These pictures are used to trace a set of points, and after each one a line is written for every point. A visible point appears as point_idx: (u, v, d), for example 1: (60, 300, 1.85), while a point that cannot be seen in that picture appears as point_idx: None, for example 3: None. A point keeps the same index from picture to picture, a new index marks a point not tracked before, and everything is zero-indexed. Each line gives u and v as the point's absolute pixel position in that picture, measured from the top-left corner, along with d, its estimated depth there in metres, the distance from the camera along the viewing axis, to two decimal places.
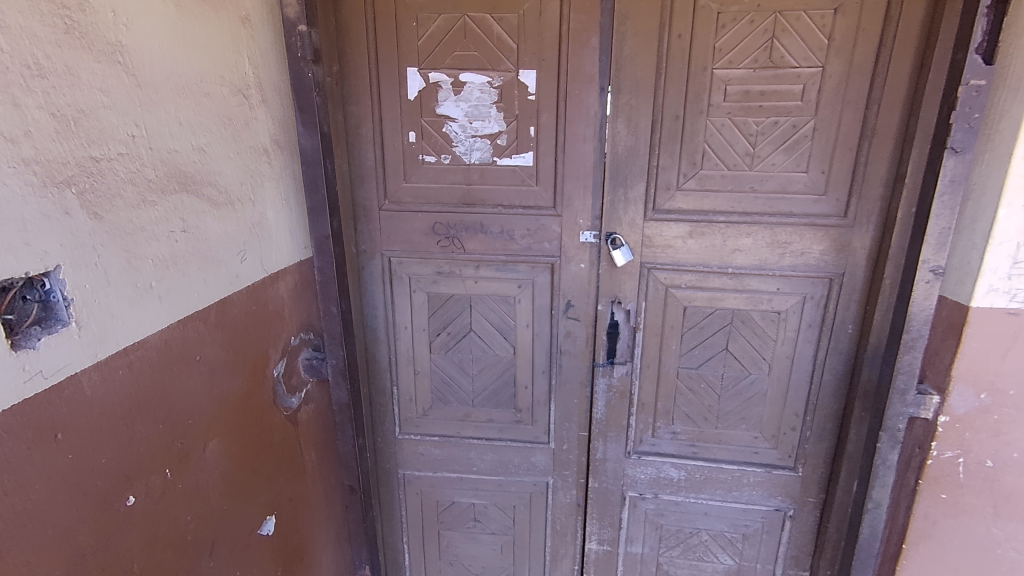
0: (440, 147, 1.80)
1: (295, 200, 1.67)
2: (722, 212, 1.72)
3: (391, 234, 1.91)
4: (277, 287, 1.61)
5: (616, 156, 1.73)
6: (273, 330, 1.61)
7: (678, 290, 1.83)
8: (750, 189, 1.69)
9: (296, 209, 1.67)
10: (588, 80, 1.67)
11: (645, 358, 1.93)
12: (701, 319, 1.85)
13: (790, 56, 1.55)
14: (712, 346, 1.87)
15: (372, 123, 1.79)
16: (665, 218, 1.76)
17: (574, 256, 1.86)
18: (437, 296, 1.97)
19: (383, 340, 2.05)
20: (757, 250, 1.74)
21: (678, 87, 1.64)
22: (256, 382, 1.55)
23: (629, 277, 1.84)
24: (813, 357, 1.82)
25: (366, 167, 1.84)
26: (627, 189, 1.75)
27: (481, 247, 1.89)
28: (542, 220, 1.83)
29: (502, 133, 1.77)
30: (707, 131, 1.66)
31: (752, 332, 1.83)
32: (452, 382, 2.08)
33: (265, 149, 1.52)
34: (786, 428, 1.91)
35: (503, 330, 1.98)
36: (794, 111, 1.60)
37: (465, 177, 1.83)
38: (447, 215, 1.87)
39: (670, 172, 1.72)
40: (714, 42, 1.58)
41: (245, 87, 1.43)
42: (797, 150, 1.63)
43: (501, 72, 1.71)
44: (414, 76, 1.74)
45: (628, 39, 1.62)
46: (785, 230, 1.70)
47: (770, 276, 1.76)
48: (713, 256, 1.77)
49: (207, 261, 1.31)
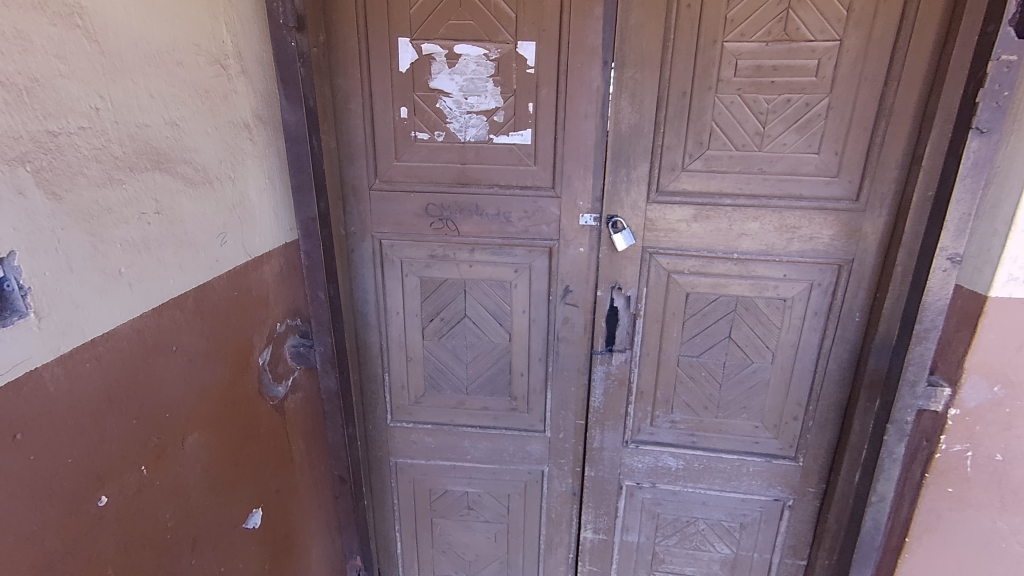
0: (433, 124, 1.71)
1: (279, 179, 1.57)
2: (729, 195, 1.65)
3: (382, 216, 1.82)
4: (262, 272, 1.53)
5: (619, 135, 1.64)
6: (258, 316, 1.53)
7: (681, 276, 1.76)
8: (759, 171, 1.61)
9: (280, 188, 1.58)
10: (591, 53, 1.58)
11: (645, 346, 1.87)
12: (704, 306, 1.78)
13: (806, 29, 1.47)
14: (714, 334, 1.81)
15: (362, 98, 1.69)
16: (669, 201, 1.68)
17: (573, 239, 1.78)
18: (430, 280, 1.89)
19: (374, 326, 1.97)
20: (764, 235, 1.67)
21: (686, 62, 1.55)
22: (240, 371, 1.48)
23: (630, 263, 1.77)
24: (818, 346, 1.77)
25: (355, 145, 1.74)
26: (630, 170, 1.67)
27: (476, 229, 1.81)
28: (540, 202, 1.75)
29: (499, 109, 1.67)
30: (715, 109, 1.57)
31: (755, 320, 1.77)
32: (446, 370, 2.01)
33: (246, 124, 1.42)
34: (788, 418, 1.87)
35: (498, 316, 1.91)
36: (807, 88, 1.51)
37: (459, 156, 1.74)
38: (440, 196, 1.78)
39: (675, 152, 1.63)
40: (725, 13, 1.49)
41: (224, 56, 1.32)
42: (809, 129, 1.55)
43: (498, 44, 1.61)
44: (406, 47, 1.63)
45: (635, 9, 1.52)
46: (794, 214, 1.63)
47: (776, 262, 1.69)
48: (718, 241, 1.70)
49: (182, 245, 1.22)
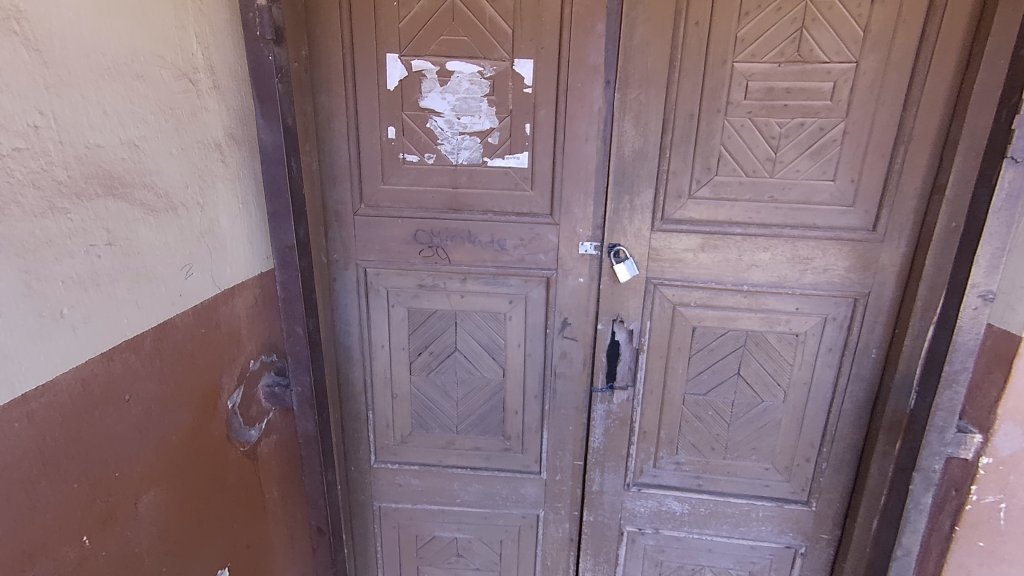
0: (423, 145, 1.59)
1: (255, 204, 1.44)
2: (738, 223, 1.55)
3: (367, 242, 1.70)
4: (234, 304, 1.39)
5: (622, 158, 1.54)
6: (227, 354, 1.39)
7: (687, 308, 1.65)
8: (770, 199, 1.51)
9: (256, 213, 1.44)
10: (593, 72, 1.48)
11: (648, 383, 1.75)
12: (711, 341, 1.67)
13: (820, 49, 1.38)
14: (722, 371, 1.70)
15: (346, 116, 1.58)
16: (675, 229, 1.57)
17: (572, 269, 1.67)
18: (418, 311, 1.77)
19: (358, 360, 1.84)
20: (775, 267, 1.57)
21: (694, 82, 1.45)
22: (206, 416, 1.33)
23: (632, 294, 1.66)
24: (833, 383, 1.66)
25: (339, 166, 1.62)
26: (634, 196, 1.56)
27: (469, 258, 1.69)
28: (537, 228, 1.64)
29: (494, 130, 1.56)
30: (724, 132, 1.48)
31: (766, 356, 1.66)
32: (434, 406, 1.88)
33: (218, 144, 1.29)
34: (800, 460, 1.75)
35: (491, 350, 1.79)
36: (821, 112, 1.43)
37: (451, 180, 1.62)
38: (430, 222, 1.66)
39: (682, 177, 1.53)
40: (736, 31, 1.40)
41: (193, 70, 1.20)
42: (824, 155, 1.46)
43: (494, 62, 1.51)
44: (394, 63, 1.52)
45: (639, 26, 1.43)
46: (807, 245, 1.53)
47: (788, 295, 1.59)
48: (727, 272, 1.59)
49: (139, 280, 1.08)
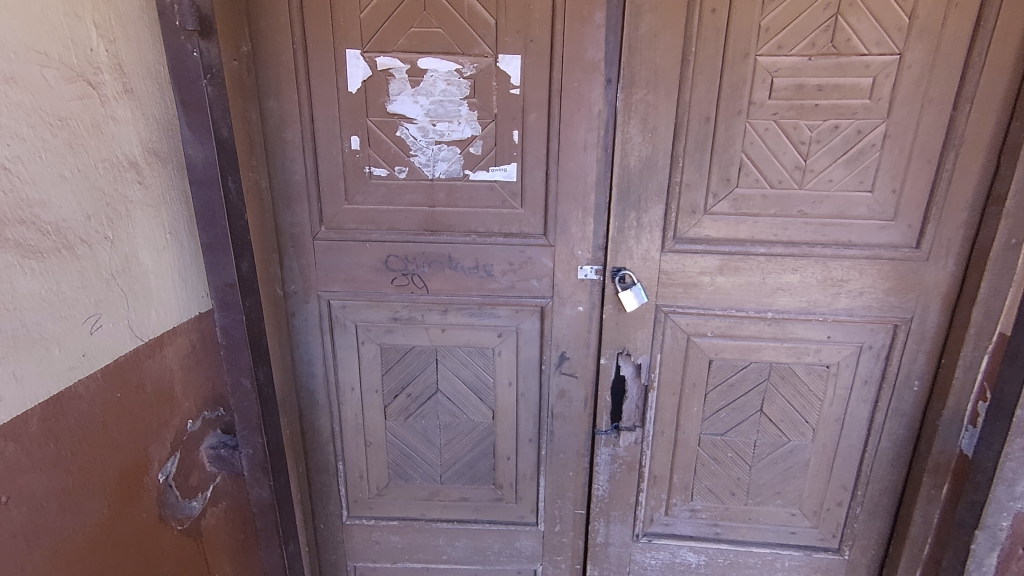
0: (393, 157, 1.36)
1: (187, 232, 1.19)
2: (762, 242, 1.33)
3: (330, 271, 1.45)
4: (162, 356, 1.14)
5: (627, 170, 1.32)
6: (156, 418, 1.14)
7: (703, 339, 1.43)
8: (799, 214, 1.31)
9: (188, 244, 1.19)
10: (591, 68, 1.26)
11: (658, 423, 1.54)
12: (731, 375, 1.46)
13: (858, 39, 1.18)
14: (743, 409, 1.49)
15: (300, 125, 1.33)
16: (688, 249, 1.36)
17: (569, 297, 1.44)
18: (393, 349, 1.53)
19: (324, 405, 1.59)
20: (804, 290, 1.36)
21: (710, 80, 1.24)
22: (129, 498, 1.08)
23: (640, 324, 1.44)
24: (868, 420, 1.46)
25: (294, 184, 1.37)
26: (641, 212, 1.34)
27: (449, 286, 1.46)
28: (528, 251, 1.41)
29: (476, 138, 1.33)
30: (746, 137, 1.27)
31: (793, 391, 1.46)
32: (415, 455, 1.64)
33: (133, 162, 1.04)
34: (831, 504, 1.55)
35: (478, 390, 1.56)
36: (859, 113, 1.22)
37: (427, 197, 1.39)
38: (403, 246, 1.42)
39: (696, 191, 1.32)
40: (759, 18, 1.19)
41: (92, 70, 0.94)
42: (861, 162, 1.26)
43: (474, 58, 1.27)
44: (356, 60, 1.28)
45: (646, 13, 1.21)
46: (841, 266, 1.33)
47: (819, 322, 1.38)
48: (749, 298, 1.38)
49: (15, 346, 0.83)
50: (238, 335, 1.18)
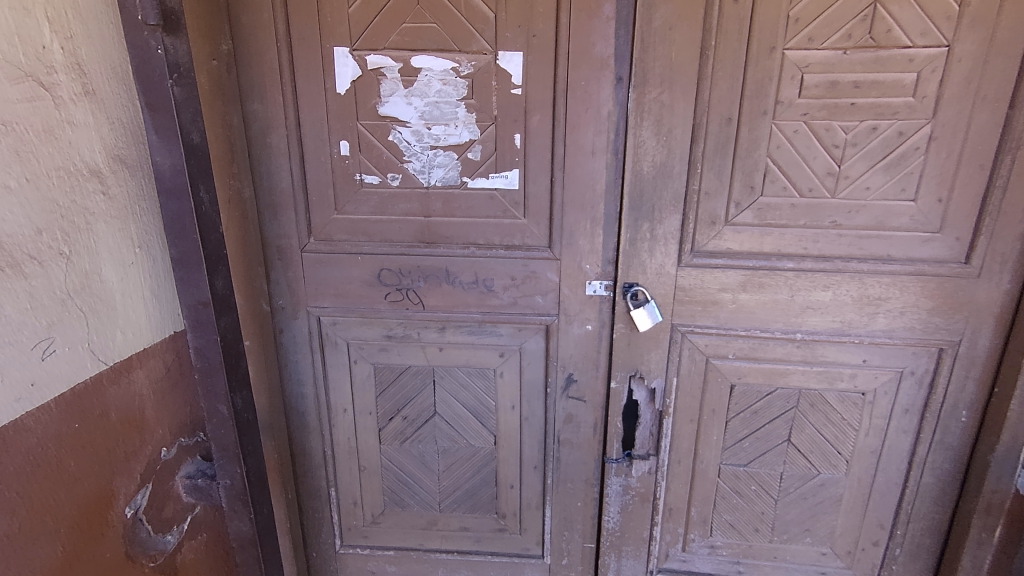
0: (385, 163, 1.26)
1: (160, 246, 1.10)
2: (790, 256, 1.21)
3: (319, 285, 1.35)
4: (130, 380, 1.05)
5: (639, 176, 1.20)
6: (123, 448, 1.05)
7: (723, 361, 1.31)
8: (832, 225, 1.17)
9: (161, 259, 1.10)
10: (599, 66, 1.15)
11: (674, 452, 1.41)
12: (755, 402, 1.33)
13: (900, 29, 1.05)
14: (768, 438, 1.36)
15: (286, 130, 1.24)
16: (707, 264, 1.23)
17: (577, 315, 1.33)
18: (388, 369, 1.43)
19: (315, 427, 1.49)
20: (837, 309, 1.23)
21: (732, 76, 1.12)
22: (89, 537, 0.99)
23: (654, 345, 1.32)
24: (908, 453, 1.31)
25: (280, 192, 1.28)
26: (655, 223, 1.22)
27: (447, 302, 1.35)
28: (532, 265, 1.29)
29: (475, 142, 1.23)
30: (772, 140, 1.14)
31: (824, 420, 1.32)
32: (411, 481, 1.54)
33: (95, 171, 0.95)
34: (866, 544, 1.40)
35: (479, 414, 1.45)
36: (901, 112, 1.09)
37: (422, 207, 1.28)
38: (397, 259, 1.32)
39: (717, 199, 1.19)
40: (788, 8, 1.07)
41: (44, 70, 0.85)
42: (902, 168, 1.13)
43: (472, 55, 1.17)
44: (345, 59, 1.19)
45: (660, 4, 1.10)
46: (880, 283, 1.20)
47: (854, 345, 1.25)
48: (775, 318, 1.25)
49: None
50: (213, 358, 1.08)
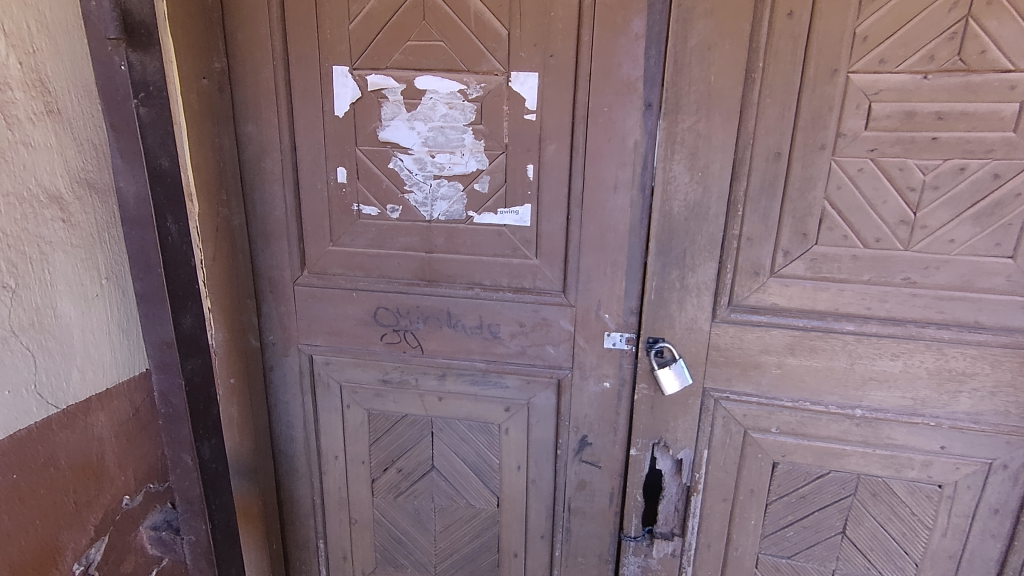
0: (384, 193, 1.14)
1: (129, 276, 1.00)
2: (850, 317, 1.01)
3: (312, 322, 1.24)
4: (87, 424, 0.95)
5: (669, 217, 1.03)
6: (73, 499, 0.95)
7: (765, 435, 1.11)
8: (905, 283, 0.97)
9: (129, 291, 1.00)
10: (625, 89, 1.00)
11: (703, 534, 1.21)
12: (802, 485, 1.13)
13: (998, 50, 0.86)
14: (818, 528, 1.14)
15: (280, 154, 1.14)
16: (748, 321, 1.05)
17: (593, 370, 1.16)
18: (383, 417, 1.30)
19: (304, 473, 1.37)
20: (907, 384, 1.01)
21: (783, 104, 0.94)
22: None
23: (681, 411, 1.13)
24: (996, 560, 1.08)
25: (273, 221, 1.18)
26: (686, 271, 1.05)
27: (448, 348, 1.21)
28: (543, 311, 1.14)
29: (482, 173, 1.09)
30: (831, 179, 0.95)
31: (889, 512, 1.10)
32: (405, 540, 1.39)
33: (53, 198, 0.86)
34: None
35: (481, 472, 1.30)
36: (997, 150, 0.89)
37: (423, 241, 1.15)
38: (394, 297, 1.19)
39: (761, 247, 1.01)
40: (854, 24, 0.89)
41: None
42: (997, 218, 0.92)
43: (482, 76, 1.04)
44: (344, 79, 1.08)
45: (698, 20, 0.94)
46: (965, 355, 0.98)
47: (929, 428, 1.03)
48: (830, 389, 1.05)
49: None
50: (177, 404, 0.98)
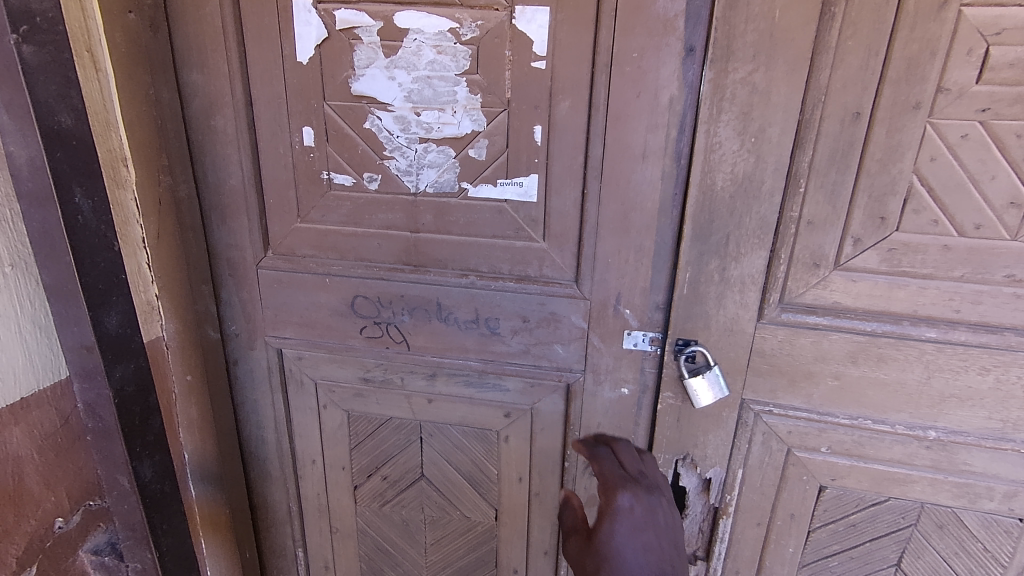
0: (360, 159, 0.94)
1: (29, 262, 0.79)
2: (931, 321, 0.81)
3: (280, 312, 1.06)
4: None
5: (710, 193, 0.83)
6: None
7: (813, 456, 0.93)
8: (1007, 282, 0.77)
9: (32, 280, 0.80)
10: (662, 29, 0.78)
11: (732, 560, 1.05)
12: (852, 512, 0.96)
13: None
14: (869, 560, 0.98)
15: (233, 110, 0.94)
16: (802, 323, 0.85)
17: (610, 374, 0.98)
18: (365, 419, 1.13)
19: (278, 478, 1.22)
20: (996, 403, 0.83)
21: (868, 50, 0.73)
22: None
23: (713, 425, 0.96)
24: None
25: (228, 192, 0.99)
26: (727, 261, 0.85)
27: (438, 345, 1.03)
28: (550, 304, 0.95)
29: (479, 135, 0.89)
30: (924, 149, 0.75)
31: (956, 547, 0.93)
32: (393, 552, 1.25)
33: None
34: None
35: (477, 483, 1.14)
36: None
37: (408, 219, 0.96)
38: (374, 285, 1.00)
39: (825, 233, 0.81)
40: None
41: None
42: None
43: (479, 11, 0.82)
44: (308, 15, 0.87)
45: None
46: None
47: (1018, 454, 0.85)
48: (898, 406, 0.87)
49: None
50: (107, 419, 0.80)
